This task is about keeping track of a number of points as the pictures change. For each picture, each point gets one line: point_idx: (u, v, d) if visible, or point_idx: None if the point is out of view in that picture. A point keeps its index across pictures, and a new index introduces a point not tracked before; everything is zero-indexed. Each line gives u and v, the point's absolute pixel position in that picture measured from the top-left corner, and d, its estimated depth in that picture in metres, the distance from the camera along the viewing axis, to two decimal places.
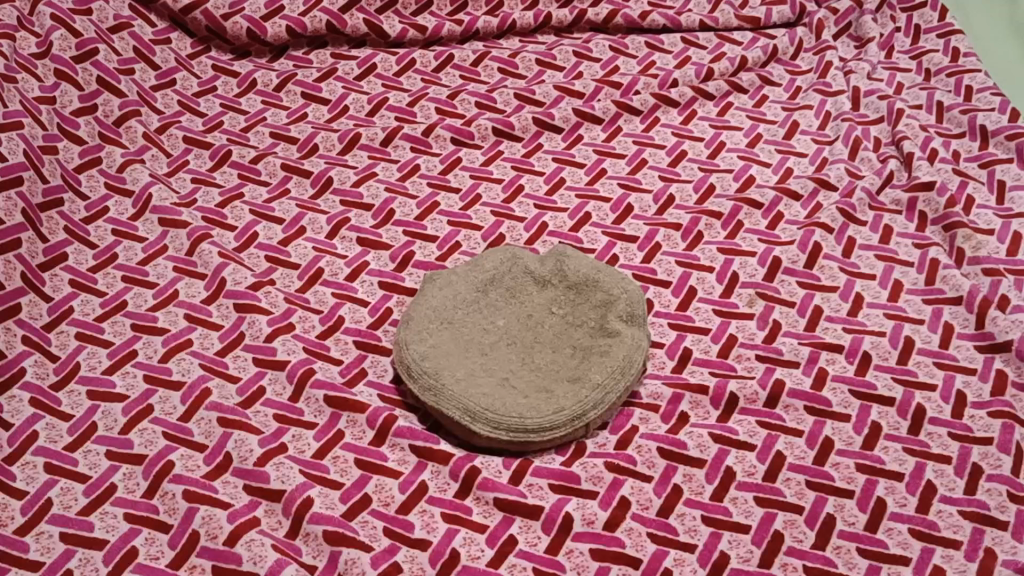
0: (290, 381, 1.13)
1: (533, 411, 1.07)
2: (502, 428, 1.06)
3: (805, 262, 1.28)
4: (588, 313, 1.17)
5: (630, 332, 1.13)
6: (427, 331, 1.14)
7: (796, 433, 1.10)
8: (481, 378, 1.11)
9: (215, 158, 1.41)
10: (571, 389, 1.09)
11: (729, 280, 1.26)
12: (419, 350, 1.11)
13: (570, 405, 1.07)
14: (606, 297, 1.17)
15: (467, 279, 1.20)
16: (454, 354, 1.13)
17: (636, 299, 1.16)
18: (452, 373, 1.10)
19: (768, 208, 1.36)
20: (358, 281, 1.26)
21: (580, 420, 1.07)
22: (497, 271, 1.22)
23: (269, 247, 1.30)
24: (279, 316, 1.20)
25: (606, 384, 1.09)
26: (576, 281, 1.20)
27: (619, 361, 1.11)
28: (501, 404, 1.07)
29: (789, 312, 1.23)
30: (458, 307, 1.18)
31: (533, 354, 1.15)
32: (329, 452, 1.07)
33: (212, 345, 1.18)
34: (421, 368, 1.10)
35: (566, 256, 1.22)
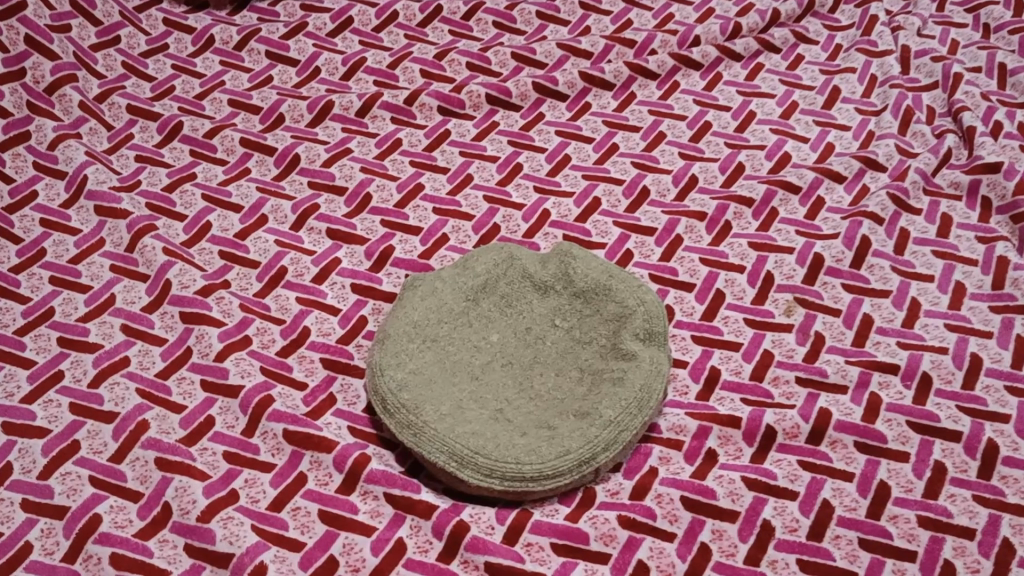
0: (243, 412, 0.96)
1: (532, 455, 0.89)
2: (495, 476, 0.88)
3: (852, 261, 1.09)
4: (598, 329, 0.99)
5: (647, 354, 0.95)
6: (406, 353, 0.96)
7: (845, 477, 0.93)
8: (471, 412, 0.93)
9: (163, 131, 1.22)
10: (577, 426, 0.91)
11: (763, 282, 1.08)
12: (396, 378, 0.93)
13: (577, 447, 0.90)
14: (619, 310, 0.98)
15: (455, 286, 1.02)
16: (438, 381, 0.95)
17: (655, 312, 0.98)
18: (435, 407, 0.92)
19: (806, 193, 1.17)
20: (327, 284, 1.07)
21: (589, 465, 0.90)
22: (490, 276, 1.03)
23: (224, 241, 1.11)
24: (232, 329, 1.02)
25: (620, 421, 0.91)
26: (584, 288, 1.01)
27: (635, 392, 0.93)
28: (494, 446, 0.90)
29: (833, 323, 1.05)
30: (443, 321, 0.99)
31: (533, 378, 0.97)
32: (288, 502, 0.90)
33: (153, 365, 1.00)
34: (399, 401, 0.92)
35: (572, 258, 1.03)
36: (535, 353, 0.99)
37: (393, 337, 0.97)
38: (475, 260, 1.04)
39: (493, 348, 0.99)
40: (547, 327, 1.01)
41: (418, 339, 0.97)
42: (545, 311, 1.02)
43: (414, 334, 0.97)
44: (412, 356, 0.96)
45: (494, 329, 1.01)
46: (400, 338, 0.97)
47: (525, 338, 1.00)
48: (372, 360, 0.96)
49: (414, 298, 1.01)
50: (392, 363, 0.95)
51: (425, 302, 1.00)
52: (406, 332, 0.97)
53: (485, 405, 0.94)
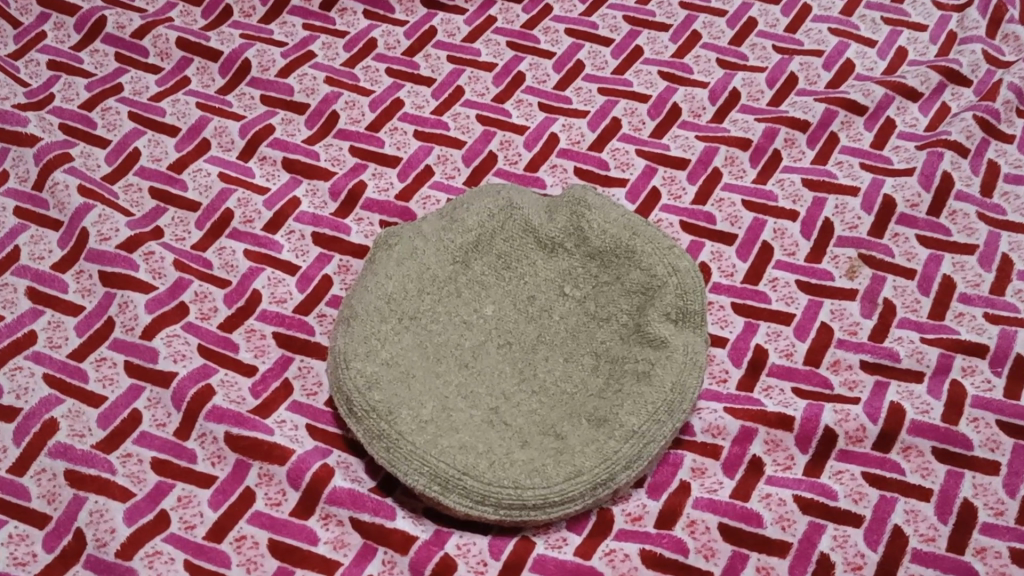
0: (177, 407, 0.77)
1: (534, 477, 0.71)
2: (489, 503, 0.71)
3: (930, 206, 0.89)
4: (618, 302, 0.80)
5: (678, 342, 0.76)
6: (378, 338, 0.76)
7: (921, 495, 0.75)
8: (459, 415, 0.74)
9: (82, 31, 1.01)
10: (591, 437, 0.73)
11: (820, 233, 0.88)
12: (364, 373, 0.74)
13: (591, 466, 0.72)
14: (644, 281, 0.79)
15: (441, 243, 0.82)
16: (418, 373, 0.76)
17: (690, 285, 0.78)
18: (414, 411, 0.73)
19: (873, 115, 0.95)
20: (283, 233, 0.87)
21: (606, 487, 0.72)
22: (484, 229, 0.83)
23: (157, 174, 0.90)
24: (164, 295, 0.82)
25: (645, 431, 0.73)
26: (601, 249, 0.81)
27: (664, 393, 0.74)
28: (487, 464, 0.72)
29: (906, 288, 0.85)
30: (425, 291, 0.80)
31: (536, 364, 0.78)
32: (230, 530, 0.72)
33: (66, 343, 0.81)
34: (368, 403, 0.73)
35: (586, 207, 0.83)
36: (539, 330, 0.80)
37: (361, 316, 0.77)
38: (466, 208, 0.84)
39: (487, 324, 0.80)
40: (555, 296, 0.81)
41: (392, 318, 0.78)
42: (552, 276, 0.82)
43: (387, 311, 0.78)
44: (386, 342, 0.76)
45: (489, 298, 0.81)
46: (370, 317, 0.77)
47: (526, 310, 0.81)
48: (334, 345, 0.77)
49: (387, 262, 0.80)
50: (359, 351, 0.75)
51: (402, 267, 0.80)
52: (378, 309, 0.78)
53: (476, 405, 0.75)
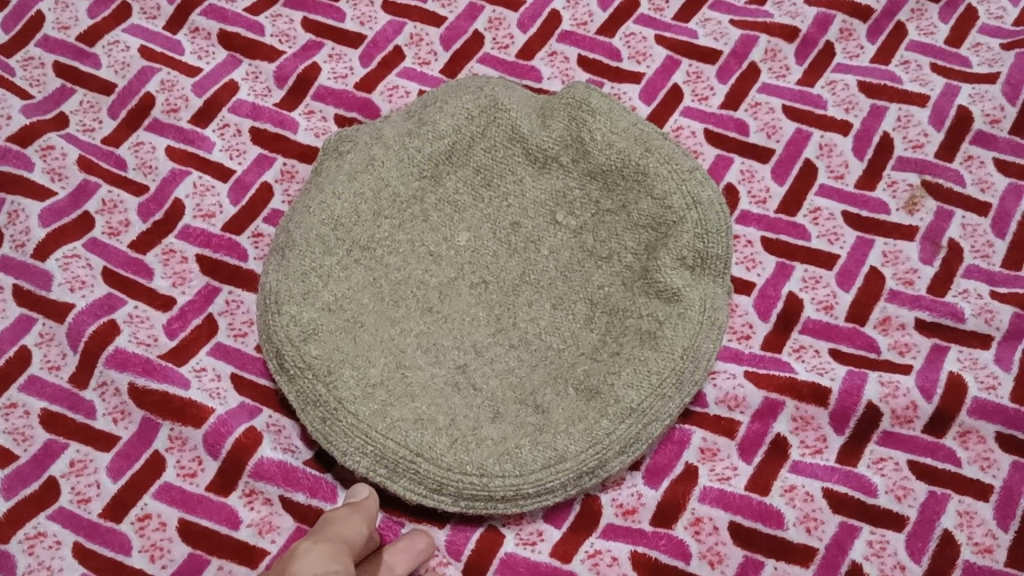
0: (73, 347, 0.63)
1: (504, 462, 0.57)
2: (447, 492, 0.57)
3: (1015, 122, 0.71)
4: (623, 237, 0.64)
5: (694, 296, 0.61)
6: (320, 275, 0.61)
7: (979, 493, 0.61)
8: (417, 375, 0.60)
9: None
10: (577, 412, 0.59)
11: (876, 152, 0.71)
12: (299, 321, 0.60)
13: (576, 451, 0.57)
14: (656, 213, 0.63)
15: (406, 152, 0.65)
16: (368, 322, 0.61)
17: (713, 221, 0.62)
18: (358, 371, 0.59)
19: (951, 2, 0.76)
20: (214, 127, 0.71)
21: (594, 475, 0.58)
22: (461, 135, 0.66)
23: (64, 47, 0.73)
24: (64, 203, 0.67)
25: (646, 408, 0.58)
26: (604, 167, 0.64)
27: (673, 361, 0.59)
28: (447, 443, 0.57)
29: (978, 227, 0.69)
30: (383, 215, 0.64)
31: (516, 310, 0.63)
32: (132, 507, 0.59)
33: None
34: (302, 358, 0.59)
35: (589, 111, 0.65)
36: (524, 268, 0.64)
37: (299, 246, 0.62)
38: (439, 106, 0.67)
39: (459, 257, 0.65)
40: (546, 225, 0.65)
41: (338, 249, 0.62)
42: (544, 197, 0.66)
43: (333, 240, 0.63)
44: (329, 280, 0.61)
45: (463, 223, 0.66)
46: (310, 249, 0.62)
47: (509, 241, 0.65)
48: (264, 283, 0.62)
49: (336, 176, 0.64)
50: (294, 293, 0.60)
51: (354, 182, 0.64)
52: (321, 237, 0.62)
53: (439, 362, 0.61)
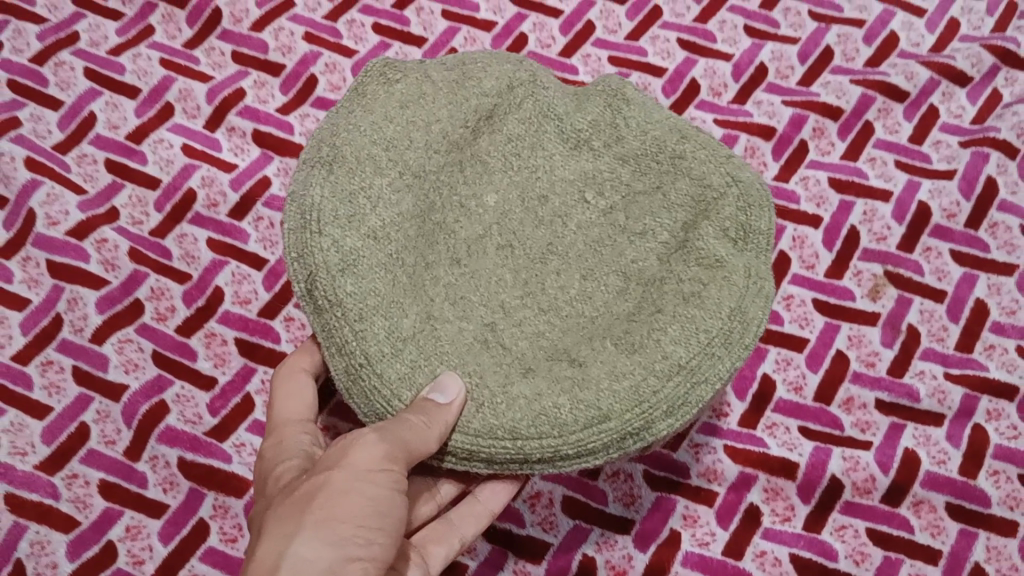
0: (127, 424, 0.71)
1: (542, 424, 0.52)
2: (478, 459, 0.54)
3: (970, 216, 0.80)
4: (659, 216, 0.59)
5: (739, 262, 0.56)
6: (368, 197, 0.56)
7: (929, 558, 0.69)
8: (446, 328, 0.55)
9: None
10: (620, 366, 0.53)
11: (844, 244, 0.79)
12: (341, 247, 0.55)
13: (621, 411, 0.52)
14: (695, 193, 0.59)
15: (454, 98, 0.61)
16: (408, 261, 0.56)
17: (757, 196, 0.59)
18: (389, 321, 0.54)
19: (914, 101, 0.84)
20: (250, 220, 0.79)
21: (638, 438, 0.53)
22: (501, 99, 0.62)
23: (114, 144, 0.81)
24: (116, 291, 0.75)
25: (695, 366, 0.53)
26: (638, 151, 0.60)
27: (721, 320, 0.54)
28: (475, 407, 0.53)
29: (934, 313, 0.77)
30: (434, 148, 0.59)
31: (544, 277, 0.57)
32: (181, 569, 0.68)
33: (10, 342, 0.73)
34: (335, 293, 0.54)
35: (625, 101, 0.62)
36: (551, 239, 0.58)
37: (347, 162, 0.57)
38: (482, 67, 0.62)
39: (485, 217, 0.59)
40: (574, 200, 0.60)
41: (390, 170, 0.57)
42: (573, 176, 0.60)
43: (385, 162, 0.58)
44: (378, 203, 0.56)
45: (491, 184, 0.60)
46: (360, 167, 0.57)
47: (536, 212, 0.59)
48: (304, 196, 0.57)
49: (386, 102, 0.60)
50: (338, 215, 0.56)
51: (405, 111, 0.59)
52: (373, 157, 0.58)
53: (468, 316, 0.56)
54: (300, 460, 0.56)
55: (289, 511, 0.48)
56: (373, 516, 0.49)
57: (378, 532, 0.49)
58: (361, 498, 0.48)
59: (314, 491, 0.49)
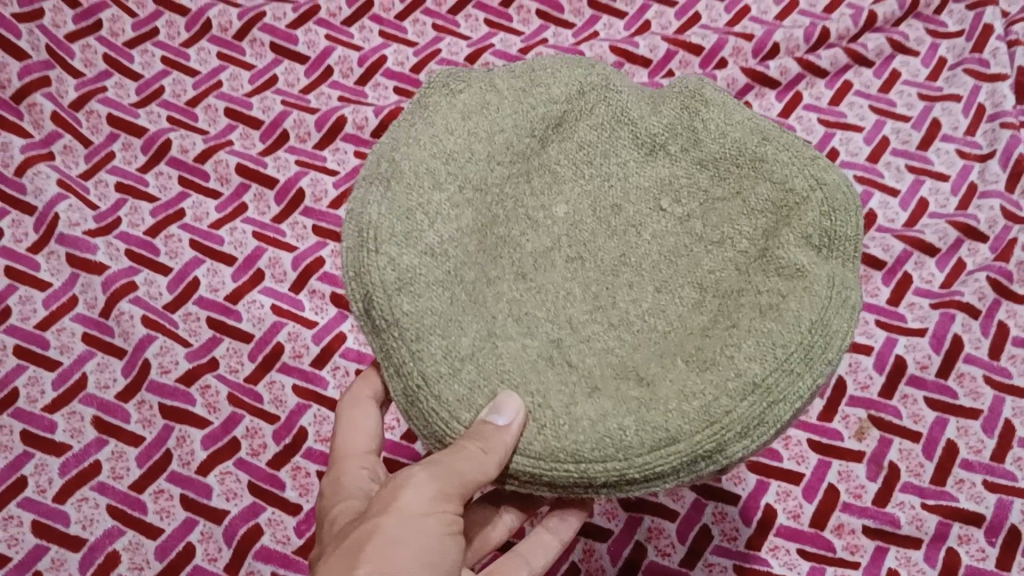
0: (228, 543, 0.85)
1: (605, 447, 0.55)
2: (541, 483, 0.58)
3: (940, 368, 0.93)
4: (738, 222, 0.64)
5: (819, 271, 0.60)
6: (426, 214, 0.61)
7: None
8: (507, 346, 0.59)
9: (148, 151, 1.05)
10: (690, 387, 0.57)
11: (833, 391, 0.93)
12: (398, 266, 0.59)
13: (690, 432, 0.56)
14: (776, 197, 0.63)
15: (520, 106, 0.66)
16: (467, 278, 0.61)
17: (840, 201, 0.62)
18: (449, 339, 0.58)
19: (890, 269, 1.00)
20: (329, 368, 0.93)
21: (710, 461, 0.56)
22: (571, 107, 0.68)
23: (214, 304, 0.96)
24: (218, 430, 0.90)
25: (769, 384, 0.56)
26: (717, 155, 0.66)
27: (799, 334, 0.57)
28: (537, 429, 0.57)
29: (911, 451, 0.90)
30: (495, 158, 0.64)
31: (617, 291, 0.63)
32: None
33: (127, 473, 0.88)
34: (394, 312, 0.58)
35: (701, 103, 0.67)
36: (625, 250, 0.65)
37: (406, 177, 0.61)
38: (551, 73, 0.68)
39: (554, 229, 0.65)
40: (650, 211, 0.66)
41: (450, 185, 0.62)
42: (647, 184, 0.67)
43: (444, 176, 0.62)
44: (436, 219, 0.61)
45: (562, 195, 0.66)
46: (418, 181, 0.61)
47: (609, 222, 0.65)
48: (362, 214, 0.61)
49: (450, 113, 0.64)
50: (395, 233, 0.60)
51: (468, 123, 0.64)
52: (431, 170, 0.62)
53: (531, 334, 0.61)
54: (356, 503, 0.62)
55: (344, 556, 0.54)
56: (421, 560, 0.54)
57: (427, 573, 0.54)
58: (411, 548, 0.53)
59: (367, 534, 0.54)
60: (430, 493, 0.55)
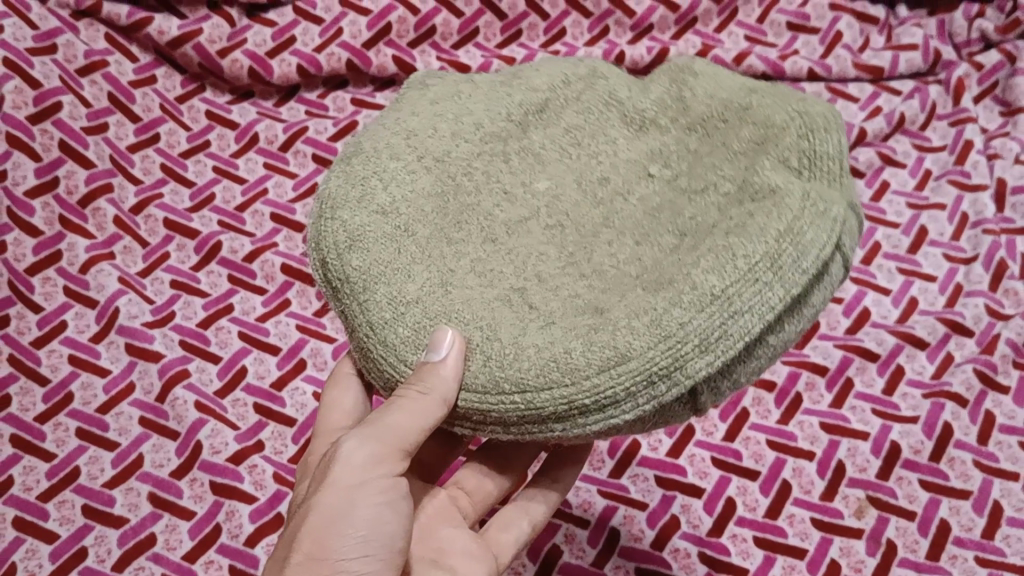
0: None
1: (550, 372, 0.54)
2: (493, 421, 0.57)
3: (932, 451, 1.01)
4: (721, 169, 0.63)
5: (792, 189, 0.59)
6: (382, 178, 0.63)
7: None
8: (463, 292, 0.59)
9: (201, 252, 1.15)
10: (642, 306, 0.55)
11: (833, 473, 1.00)
12: (348, 225, 0.61)
13: (641, 348, 0.53)
14: (759, 134, 0.64)
15: (494, 95, 0.69)
16: (420, 231, 0.61)
17: (819, 123, 0.64)
18: (394, 287, 0.59)
19: (884, 361, 1.08)
20: None
21: (669, 382, 0.54)
22: (554, 93, 0.70)
23: (261, 391, 1.05)
24: (264, 506, 0.97)
25: (731, 294, 0.54)
26: (705, 115, 0.67)
27: (768, 245, 0.55)
28: (483, 363, 0.56)
29: (907, 528, 0.97)
30: (464, 139, 0.66)
31: (596, 249, 0.61)
32: None
33: (180, 544, 0.95)
34: (344, 268, 0.61)
35: (692, 75, 0.69)
36: (607, 211, 0.63)
37: (366, 153, 0.64)
38: (533, 72, 0.72)
39: (533, 202, 0.64)
40: (638, 173, 0.65)
41: (408, 155, 0.64)
42: (637, 156, 0.66)
43: (404, 149, 0.64)
44: (391, 182, 0.63)
45: (544, 173, 0.66)
46: (377, 154, 0.64)
47: (595, 193, 0.64)
48: (325, 187, 0.65)
49: (421, 102, 0.68)
50: (350, 198, 0.62)
51: (435, 107, 0.68)
52: (391, 145, 0.64)
53: (494, 284, 0.60)
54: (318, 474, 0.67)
55: (290, 541, 0.58)
56: (360, 529, 0.57)
57: (376, 538, 0.58)
58: (347, 521, 0.57)
59: (306, 512, 0.58)
60: (364, 458, 0.58)
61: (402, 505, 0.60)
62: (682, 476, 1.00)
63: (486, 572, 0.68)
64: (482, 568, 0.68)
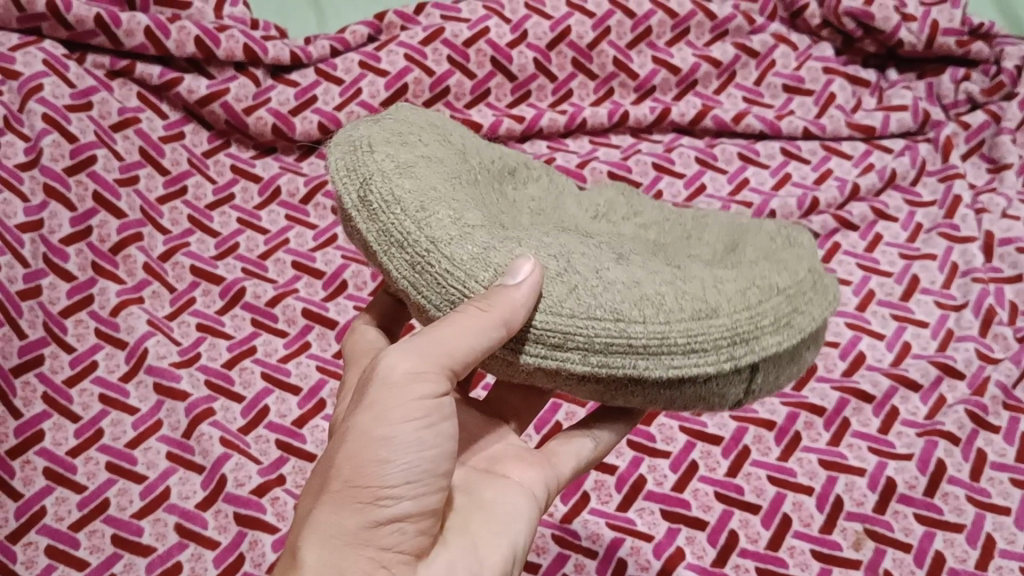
0: None
1: (645, 308, 0.59)
2: (572, 348, 0.60)
3: (926, 487, 1.05)
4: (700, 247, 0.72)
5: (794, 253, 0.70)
6: (421, 140, 0.70)
7: None
8: (528, 239, 0.64)
9: (225, 296, 1.20)
10: (718, 281, 0.63)
11: (832, 507, 1.04)
12: (396, 161, 0.66)
13: (728, 312, 0.61)
14: (725, 229, 0.75)
15: (495, 150, 0.80)
16: (467, 185, 0.67)
17: (790, 230, 0.75)
18: (457, 214, 0.63)
19: (880, 402, 1.12)
20: None
21: (743, 348, 0.61)
22: (532, 164, 0.82)
23: (282, 428, 1.10)
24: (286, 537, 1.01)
25: (788, 294, 0.64)
26: (665, 214, 0.79)
27: (803, 274, 0.66)
28: (567, 289, 0.60)
29: (903, 560, 1.00)
30: (488, 154, 0.76)
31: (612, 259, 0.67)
32: None
33: (206, 572, 0.98)
34: (395, 192, 0.64)
35: (636, 194, 0.83)
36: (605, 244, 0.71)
37: (411, 123, 0.72)
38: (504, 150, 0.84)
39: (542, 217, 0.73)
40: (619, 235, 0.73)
41: (446, 139, 0.72)
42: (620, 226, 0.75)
43: (445, 136, 0.73)
44: (432, 145, 0.69)
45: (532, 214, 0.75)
46: (424, 129, 0.72)
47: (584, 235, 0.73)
48: (361, 136, 0.70)
49: (434, 113, 0.78)
50: (395, 143, 0.68)
51: (460, 129, 0.78)
52: (435, 128, 0.73)
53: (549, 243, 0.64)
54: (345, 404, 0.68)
55: (322, 472, 0.58)
56: (400, 448, 0.57)
57: (421, 459, 0.58)
58: (385, 440, 0.56)
59: (344, 432, 0.58)
60: (406, 372, 0.58)
61: (444, 427, 0.59)
62: (686, 509, 1.04)
63: (540, 475, 0.72)
64: (536, 472, 0.72)
